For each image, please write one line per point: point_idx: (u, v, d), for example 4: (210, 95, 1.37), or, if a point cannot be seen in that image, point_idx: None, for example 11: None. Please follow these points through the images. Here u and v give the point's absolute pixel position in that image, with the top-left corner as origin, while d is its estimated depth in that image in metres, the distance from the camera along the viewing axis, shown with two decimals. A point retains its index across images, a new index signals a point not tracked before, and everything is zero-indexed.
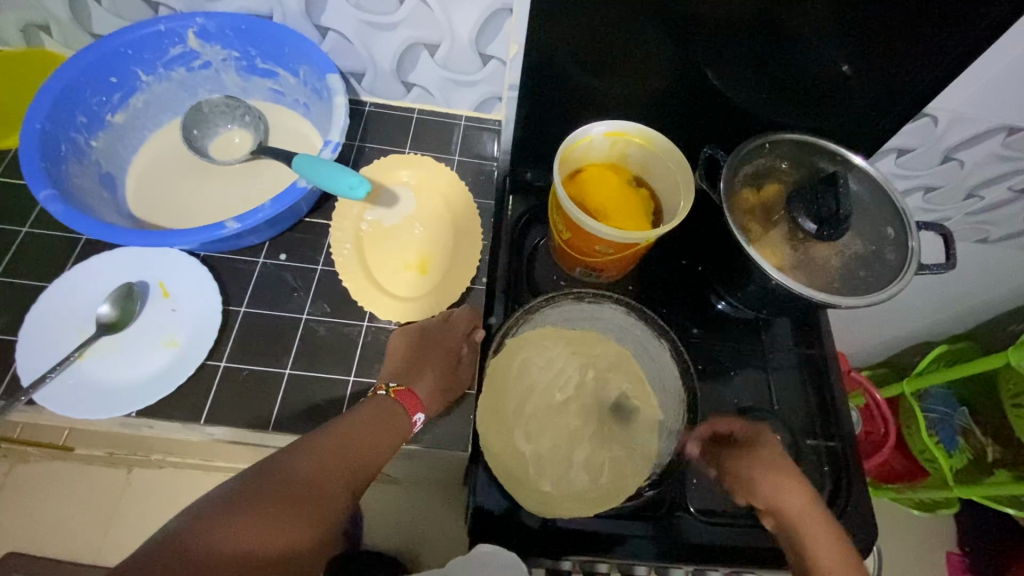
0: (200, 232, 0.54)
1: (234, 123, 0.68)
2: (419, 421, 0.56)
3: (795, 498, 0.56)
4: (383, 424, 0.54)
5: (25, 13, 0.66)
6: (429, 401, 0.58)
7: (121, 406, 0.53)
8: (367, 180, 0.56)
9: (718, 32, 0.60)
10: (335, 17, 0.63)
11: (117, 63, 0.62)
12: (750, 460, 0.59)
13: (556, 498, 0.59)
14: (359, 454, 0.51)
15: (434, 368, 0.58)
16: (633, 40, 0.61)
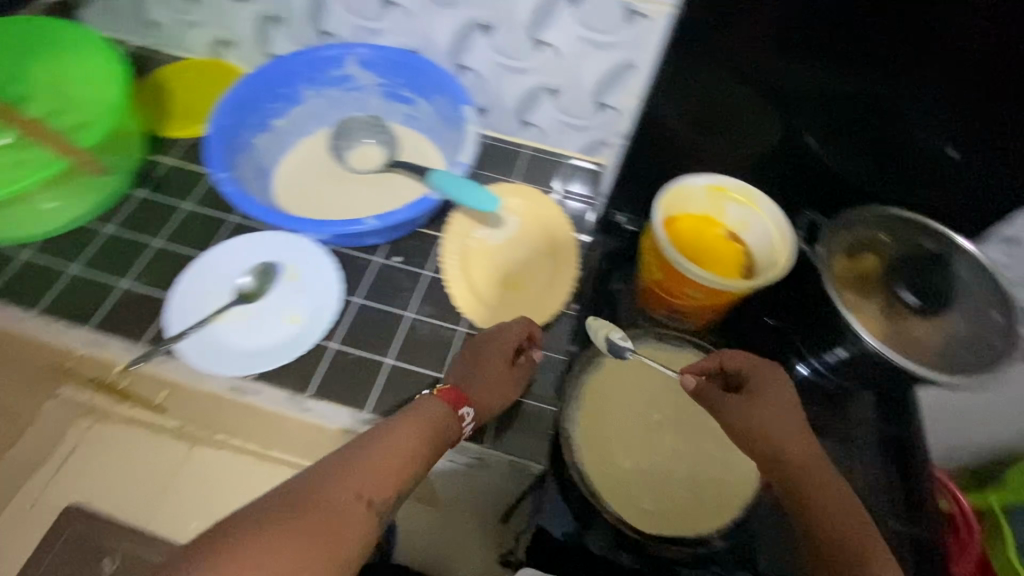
0: (343, 224, 0.61)
1: (373, 140, 0.76)
2: (465, 417, 0.56)
3: (806, 455, 0.50)
4: (426, 422, 0.52)
5: (220, 32, 0.79)
6: (478, 403, 0.57)
7: (246, 368, 0.59)
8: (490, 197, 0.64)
9: (824, 103, 0.63)
10: (474, 58, 0.72)
11: (289, 78, 0.72)
12: (762, 410, 0.52)
13: (657, 516, 0.59)
14: (402, 457, 0.48)
15: (487, 373, 0.59)
16: (741, 104, 0.65)
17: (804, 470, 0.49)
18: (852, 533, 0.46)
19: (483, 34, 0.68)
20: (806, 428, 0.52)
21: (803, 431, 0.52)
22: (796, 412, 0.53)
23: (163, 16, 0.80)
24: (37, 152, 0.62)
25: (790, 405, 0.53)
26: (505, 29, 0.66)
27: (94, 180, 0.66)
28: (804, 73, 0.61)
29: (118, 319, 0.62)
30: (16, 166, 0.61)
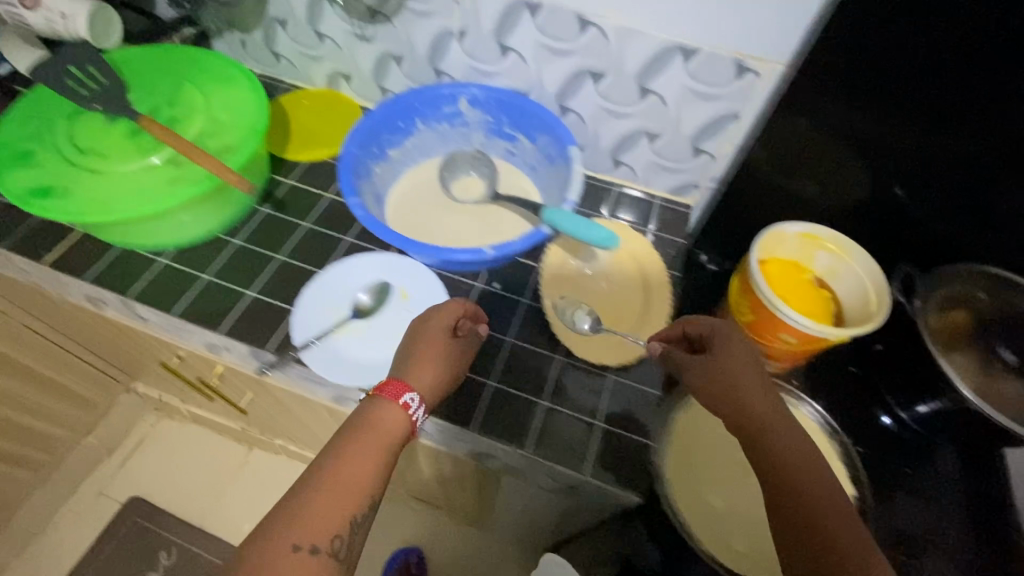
0: (466, 252, 0.65)
1: (475, 172, 0.81)
2: (411, 403, 0.54)
3: (767, 411, 0.51)
4: (376, 437, 0.51)
5: (340, 66, 0.86)
6: (421, 386, 0.56)
7: (362, 380, 0.63)
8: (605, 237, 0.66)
9: (915, 161, 0.64)
10: (580, 102, 0.76)
11: (407, 113, 0.78)
12: (722, 371, 0.54)
13: (749, 560, 0.57)
14: (353, 488, 0.48)
15: (428, 357, 0.57)
16: (834, 158, 0.68)
17: (765, 425, 0.51)
18: (810, 484, 0.47)
19: (593, 81, 0.72)
20: (768, 385, 0.53)
21: (766, 391, 0.53)
22: (756, 369, 0.54)
23: (289, 50, 0.87)
24: (186, 168, 0.66)
25: (752, 367, 0.54)
26: (615, 78, 0.71)
27: (230, 194, 0.70)
28: (895, 133, 0.62)
29: (246, 325, 0.68)
30: (168, 184, 0.64)
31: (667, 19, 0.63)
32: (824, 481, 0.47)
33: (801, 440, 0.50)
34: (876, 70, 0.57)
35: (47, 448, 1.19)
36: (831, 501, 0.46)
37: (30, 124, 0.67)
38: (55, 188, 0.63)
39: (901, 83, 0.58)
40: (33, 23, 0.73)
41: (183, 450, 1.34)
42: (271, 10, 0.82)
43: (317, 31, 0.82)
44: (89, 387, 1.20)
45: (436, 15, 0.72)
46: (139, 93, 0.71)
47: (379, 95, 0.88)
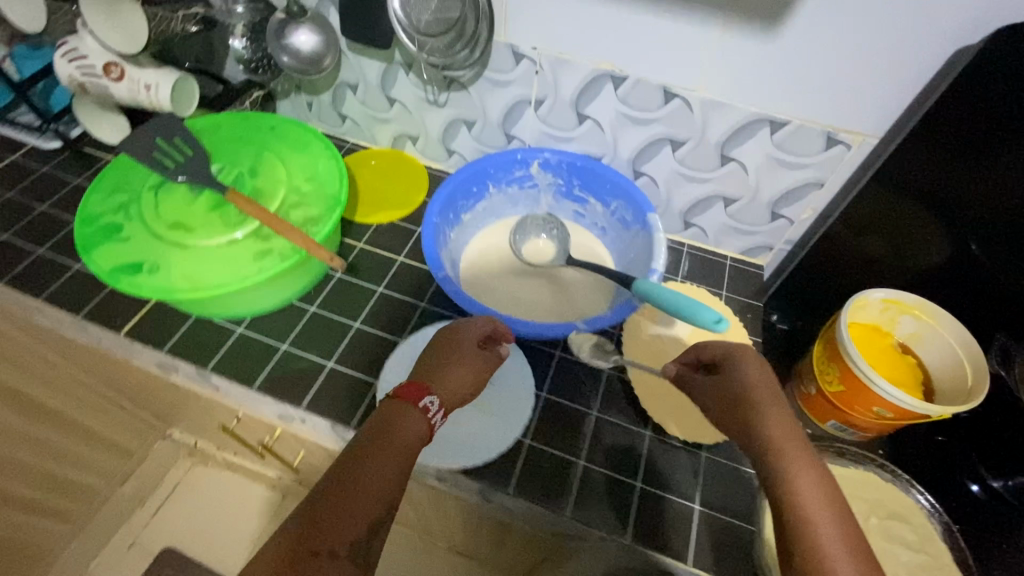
0: (556, 327, 0.64)
1: (545, 234, 0.81)
2: (430, 407, 0.54)
3: (779, 434, 0.49)
4: (396, 443, 0.50)
5: (407, 128, 0.87)
6: (442, 391, 0.55)
7: (452, 460, 0.61)
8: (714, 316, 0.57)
9: (992, 213, 0.59)
10: (656, 166, 0.76)
11: (480, 178, 0.78)
12: (735, 387, 0.53)
13: None
14: (373, 493, 0.47)
15: (455, 367, 0.57)
16: (902, 215, 0.65)
17: (774, 443, 0.49)
18: (827, 523, 0.43)
19: (672, 148, 0.72)
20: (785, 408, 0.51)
21: (783, 413, 0.51)
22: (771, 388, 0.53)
23: (356, 112, 0.88)
24: (274, 243, 0.66)
25: (768, 387, 0.53)
26: (695, 146, 0.70)
27: (312, 264, 0.69)
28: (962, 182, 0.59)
29: (328, 399, 0.66)
30: (257, 259, 0.64)
31: (757, 93, 0.63)
32: (836, 517, 0.44)
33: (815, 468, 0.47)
34: (967, 137, 0.56)
35: (85, 500, 1.16)
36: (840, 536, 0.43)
37: (115, 197, 0.67)
38: (145, 264, 0.62)
39: (964, 129, 0.56)
40: (116, 94, 0.74)
41: (217, 499, 1.31)
42: (343, 75, 0.83)
43: (388, 95, 0.83)
44: (128, 436, 1.17)
45: (514, 84, 0.73)
46: (221, 163, 0.71)
47: (445, 155, 0.89)
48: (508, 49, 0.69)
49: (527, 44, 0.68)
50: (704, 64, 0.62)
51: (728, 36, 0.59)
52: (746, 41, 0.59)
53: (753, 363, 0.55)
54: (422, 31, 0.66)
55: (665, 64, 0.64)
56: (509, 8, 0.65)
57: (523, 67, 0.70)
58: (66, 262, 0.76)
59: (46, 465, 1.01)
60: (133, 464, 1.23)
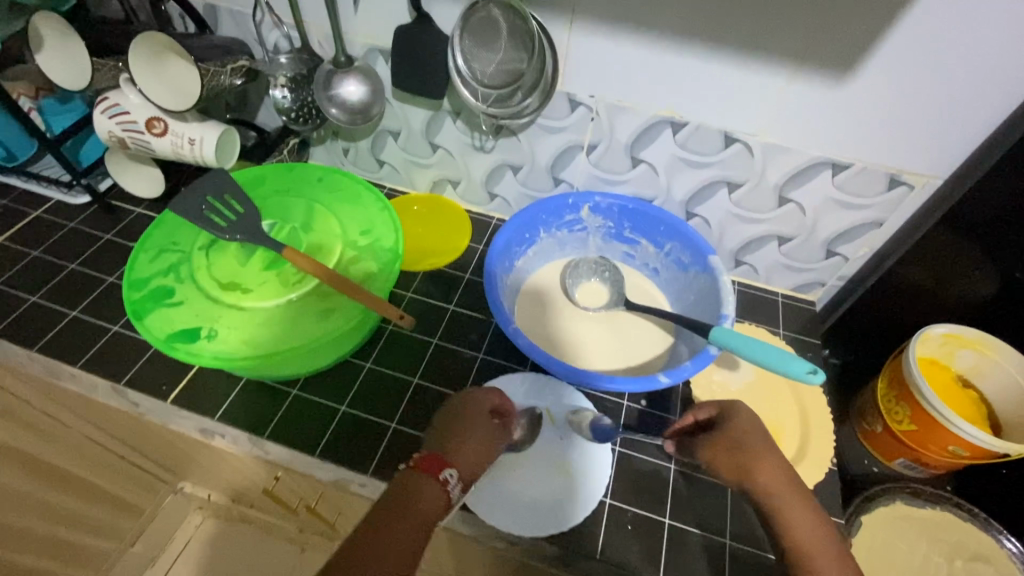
0: (637, 381, 0.61)
1: (600, 279, 0.79)
2: (449, 480, 0.53)
3: (776, 485, 0.52)
4: (415, 516, 0.49)
5: (448, 173, 0.86)
6: (460, 463, 0.54)
7: (536, 527, 0.59)
8: (799, 364, 0.56)
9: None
10: (710, 208, 0.75)
11: (533, 225, 0.77)
12: (728, 444, 0.55)
13: None
14: (389, 569, 0.46)
15: (473, 437, 0.56)
16: (951, 250, 0.67)
17: (772, 494, 0.52)
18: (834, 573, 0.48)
19: (728, 190, 0.72)
20: (779, 459, 0.54)
21: (775, 462, 0.54)
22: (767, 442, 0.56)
23: (395, 157, 0.87)
24: (335, 301, 0.63)
25: (765, 441, 0.55)
26: (753, 188, 0.71)
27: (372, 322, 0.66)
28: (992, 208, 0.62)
29: (393, 464, 0.63)
30: (319, 319, 0.62)
31: (819, 137, 0.64)
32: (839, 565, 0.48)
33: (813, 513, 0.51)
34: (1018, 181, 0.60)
35: (94, 566, 1.08)
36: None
37: (163, 259, 0.64)
38: (202, 330, 0.59)
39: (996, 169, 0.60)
40: (156, 148, 0.71)
41: (233, 556, 1.23)
42: (385, 122, 0.82)
43: (431, 141, 0.82)
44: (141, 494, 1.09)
45: (568, 131, 0.72)
46: (272, 219, 0.70)
47: (487, 199, 0.88)
48: (565, 97, 0.69)
49: (585, 93, 0.68)
50: (767, 111, 0.63)
51: (793, 84, 0.61)
52: (811, 89, 0.60)
53: (746, 419, 0.57)
54: (491, 86, 0.67)
55: (727, 111, 0.65)
56: (569, 58, 0.65)
57: (579, 113, 0.70)
58: (103, 324, 0.72)
59: (58, 532, 0.93)
60: (144, 526, 1.15)
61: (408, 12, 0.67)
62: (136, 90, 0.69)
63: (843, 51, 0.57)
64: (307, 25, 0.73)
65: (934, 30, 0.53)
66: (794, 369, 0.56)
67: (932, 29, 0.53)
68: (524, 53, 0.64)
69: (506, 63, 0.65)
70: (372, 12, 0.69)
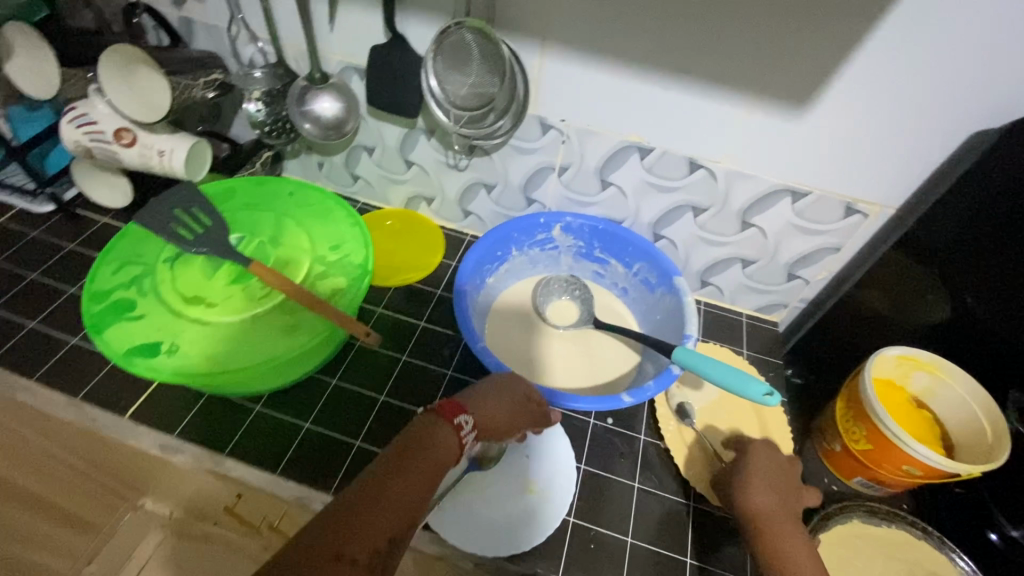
0: (601, 400, 0.61)
1: (570, 297, 0.80)
2: (464, 426, 0.54)
3: (767, 511, 0.57)
4: (431, 457, 0.49)
5: (423, 190, 0.87)
6: (479, 419, 0.56)
7: (500, 546, 0.58)
8: (755, 383, 0.59)
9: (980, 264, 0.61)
10: (677, 230, 0.77)
11: (504, 243, 0.78)
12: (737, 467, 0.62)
13: None
14: (405, 503, 0.45)
15: (499, 399, 0.58)
16: (902, 275, 0.68)
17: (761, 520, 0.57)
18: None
19: (693, 214, 0.74)
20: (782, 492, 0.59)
21: (770, 495, 0.59)
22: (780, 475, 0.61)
23: (370, 173, 0.88)
24: (302, 318, 0.63)
25: (777, 473, 0.61)
26: (717, 212, 0.73)
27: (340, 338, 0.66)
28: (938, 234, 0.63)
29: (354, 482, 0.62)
30: (286, 334, 0.61)
31: (777, 165, 0.67)
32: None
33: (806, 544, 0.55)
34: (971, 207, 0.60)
35: None
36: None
37: (127, 271, 0.63)
38: (163, 344, 0.58)
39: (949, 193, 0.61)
40: (124, 159, 0.70)
41: None
42: (360, 138, 0.83)
43: (406, 159, 0.83)
44: None
45: (539, 152, 0.74)
46: (240, 232, 0.69)
47: (461, 216, 0.89)
48: (537, 120, 0.70)
49: (555, 116, 0.70)
50: (729, 139, 0.66)
51: (753, 114, 0.63)
52: (769, 119, 0.63)
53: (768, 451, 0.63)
54: (461, 107, 0.69)
55: (693, 138, 0.67)
56: (540, 83, 0.67)
57: (550, 136, 0.72)
58: (62, 336, 0.70)
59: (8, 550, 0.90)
60: None
61: (382, 32, 0.68)
62: (105, 100, 0.68)
63: (799, 85, 0.59)
64: (283, 41, 0.73)
65: (880, 69, 0.57)
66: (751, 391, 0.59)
67: (880, 67, 0.57)
68: (497, 79, 0.66)
69: (478, 85, 0.67)
70: (347, 31, 0.69)
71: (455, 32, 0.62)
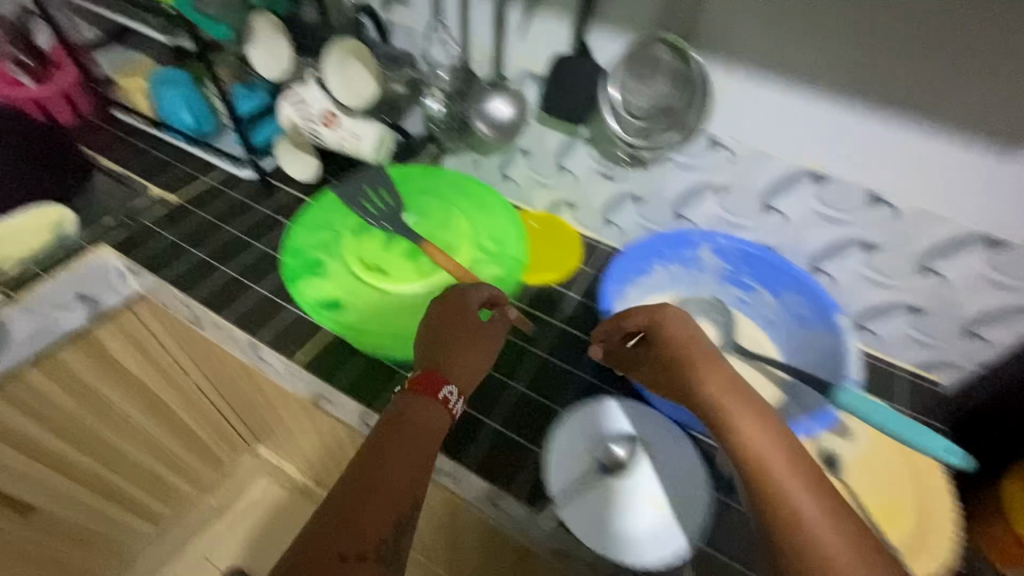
0: None
1: (709, 320, 0.78)
2: (450, 397, 0.57)
3: (723, 392, 0.54)
4: (418, 430, 0.53)
5: (568, 195, 0.90)
6: (458, 380, 0.59)
7: (627, 552, 0.56)
8: (939, 437, 0.56)
9: None
10: (839, 266, 0.73)
11: (649, 255, 0.79)
12: (675, 357, 0.60)
13: None
14: (402, 485, 0.49)
15: (462, 347, 0.61)
16: None
17: (721, 406, 0.54)
18: (794, 481, 0.47)
19: (862, 251, 0.70)
20: (721, 370, 0.56)
21: (724, 375, 0.56)
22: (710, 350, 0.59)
23: (521, 175, 0.92)
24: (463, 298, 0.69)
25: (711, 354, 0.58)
26: (891, 252, 0.68)
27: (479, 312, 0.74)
28: None
29: (488, 461, 0.64)
30: (445, 309, 0.69)
31: (976, 209, 0.61)
32: (802, 471, 0.48)
33: (770, 424, 0.51)
34: None
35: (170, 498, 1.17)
36: (807, 481, 0.47)
37: (319, 234, 0.72)
38: (340, 300, 0.67)
39: None
40: (324, 137, 0.80)
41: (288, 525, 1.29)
42: (519, 141, 0.87)
43: (560, 164, 0.86)
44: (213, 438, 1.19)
45: (701, 169, 0.74)
46: (412, 214, 0.76)
47: (601, 225, 0.90)
48: (707, 137, 0.70)
49: (727, 134, 0.69)
50: (923, 175, 0.62)
51: (955, 152, 0.59)
52: (979, 159, 0.58)
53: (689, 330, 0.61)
54: (642, 117, 0.70)
55: (878, 170, 0.64)
56: (720, 102, 0.67)
57: (717, 155, 0.71)
58: (248, 285, 0.80)
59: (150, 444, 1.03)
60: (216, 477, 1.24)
61: (567, 43, 0.72)
62: (316, 85, 0.78)
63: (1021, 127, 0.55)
64: (470, 46, 0.79)
65: None
66: (932, 444, 0.56)
67: None
68: (686, 91, 0.65)
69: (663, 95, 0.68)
70: (535, 41, 0.74)
71: (648, 44, 0.63)
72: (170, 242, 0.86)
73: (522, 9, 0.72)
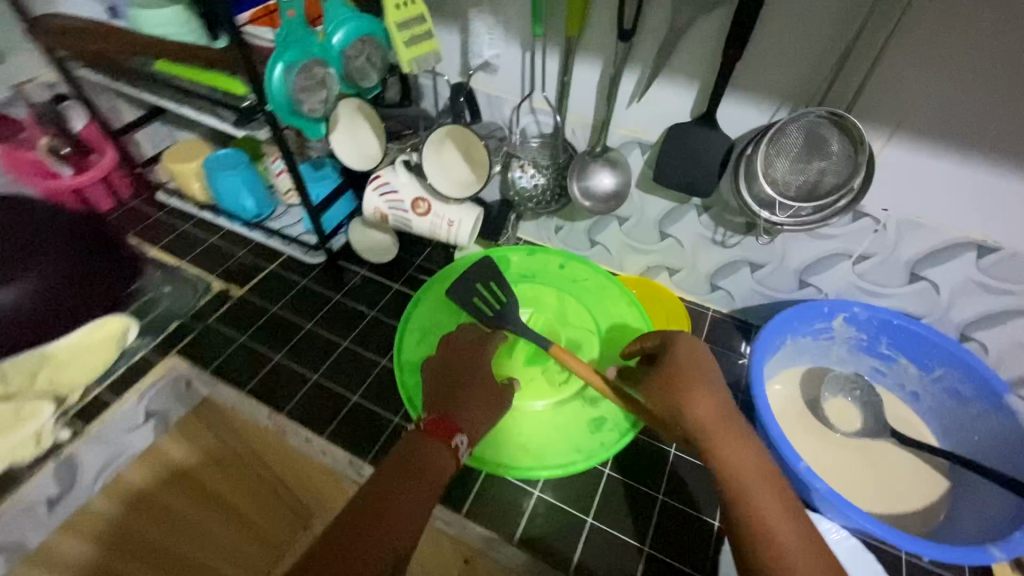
0: (969, 553, 0.53)
1: (850, 396, 0.72)
2: (459, 447, 0.52)
3: (710, 417, 0.49)
4: (423, 475, 0.48)
5: (668, 261, 0.83)
6: (470, 429, 0.53)
7: None
8: None
9: None
10: (996, 334, 0.67)
11: (781, 330, 0.71)
12: (664, 376, 0.53)
13: None
14: (401, 530, 0.45)
15: (477, 403, 0.56)
16: None
17: (706, 432, 0.49)
18: (772, 516, 0.43)
19: None
20: (711, 392, 0.51)
21: (715, 399, 0.50)
22: (711, 371, 0.53)
23: (613, 240, 0.85)
24: (602, 409, 0.63)
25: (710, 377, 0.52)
26: None
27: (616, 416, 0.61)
28: None
29: None
30: (593, 430, 0.61)
31: None
32: (782, 505, 0.44)
33: (752, 454, 0.47)
34: None
35: None
36: (787, 517, 0.43)
37: (428, 343, 0.67)
38: None
39: None
40: (415, 226, 0.73)
41: None
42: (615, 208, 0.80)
43: (663, 230, 0.79)
44: None
45: (838, 239, 0.68)
46: (528, 308, 0.71)
47: (706, 289, 0.84)
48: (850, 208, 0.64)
49: (876, 205, 0.63)
50: None
51: None
52: None
53: (697, 351, 0.54)
54: (791, 198, 0.61)
55: None
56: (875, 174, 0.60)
57: (859, 225, 0.65)
58: (344, 394, 0.73)
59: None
60: None
61: (690, 112, 0.65)
62: (406, 170, 0.71)
63: None
64: (568, 114, 0.72)
65: None
66: None
67: None
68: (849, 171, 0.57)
69: (820, 175, 0.59)
70: (647, 109, 0.67)
71: (805, 120, 0.56)
72: (245, 345, 0.78)
73: (637, 77, 0.65)
